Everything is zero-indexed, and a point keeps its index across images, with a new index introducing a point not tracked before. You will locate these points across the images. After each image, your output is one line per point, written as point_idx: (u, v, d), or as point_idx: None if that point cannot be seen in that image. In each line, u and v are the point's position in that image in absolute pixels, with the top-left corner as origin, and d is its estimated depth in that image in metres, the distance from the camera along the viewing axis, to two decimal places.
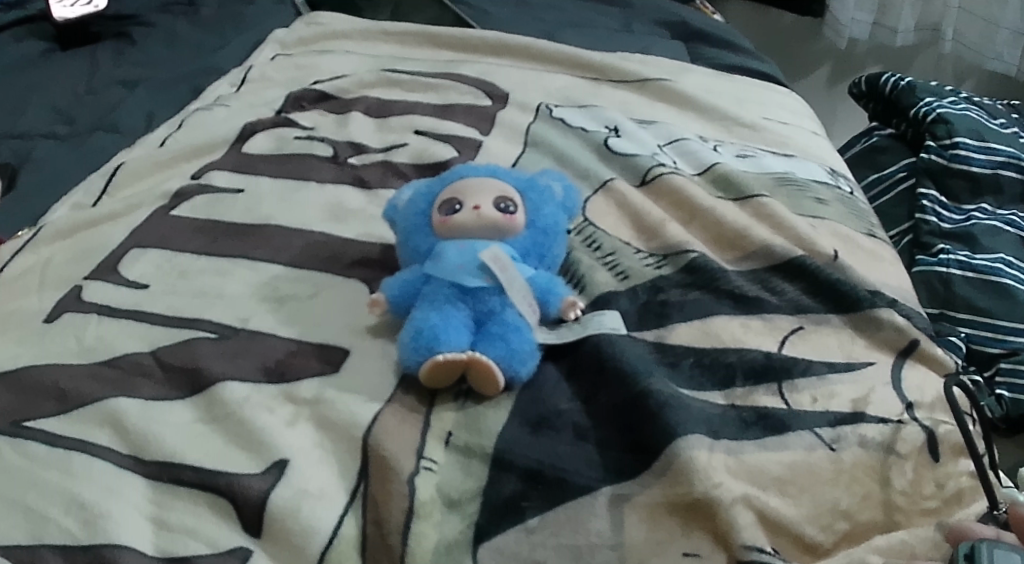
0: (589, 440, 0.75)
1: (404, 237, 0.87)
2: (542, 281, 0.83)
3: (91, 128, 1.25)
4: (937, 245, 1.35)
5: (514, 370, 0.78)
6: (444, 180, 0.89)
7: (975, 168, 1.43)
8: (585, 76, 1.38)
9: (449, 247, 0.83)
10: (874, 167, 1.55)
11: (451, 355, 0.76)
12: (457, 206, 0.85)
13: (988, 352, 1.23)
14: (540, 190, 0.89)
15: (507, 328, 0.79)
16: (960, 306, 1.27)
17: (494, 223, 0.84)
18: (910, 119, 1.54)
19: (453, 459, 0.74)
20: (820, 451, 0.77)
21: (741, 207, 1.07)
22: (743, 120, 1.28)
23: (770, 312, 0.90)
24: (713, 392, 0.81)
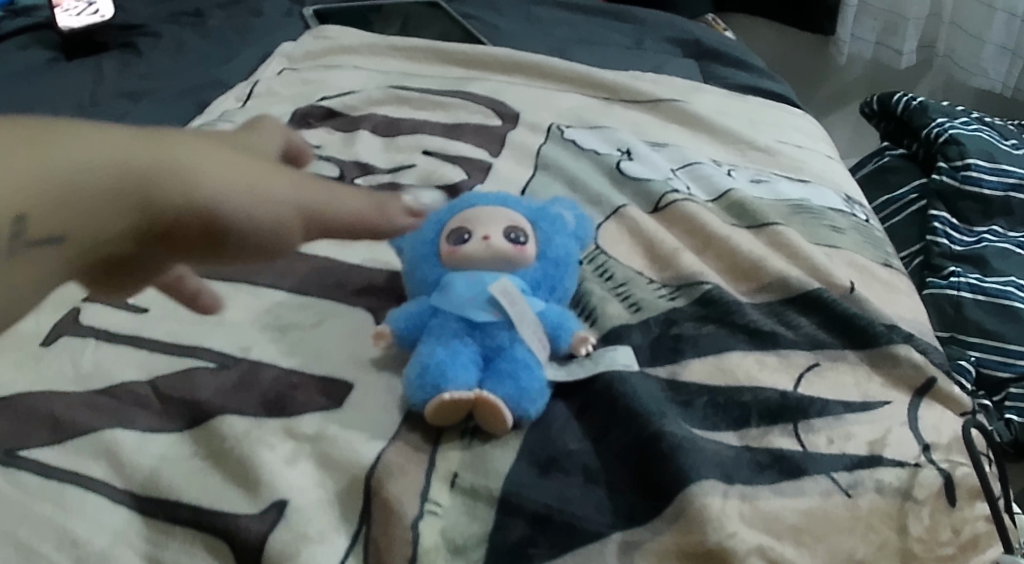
0: (599, 483, 0.73)
1: (411, 267, 0.86)
2: (553, 315, 0.82)
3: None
4: (948, 268, 1.32)
5: (523, 409, 0.76)
6: (453, 208, 0.88)
7: (986, 189, 1.41)
8: (597, 95, 1.36)
9: (458, 278, 0.82)
10: (884, 188, 1.53)
11: (458, 395, 0.74)
12: (466, 236, 0.84)
13: (998, 376, 1.20)
14: (552, 220, 0.88)
15: (516, 365, 0.77)
16: (970, 329, 1.25)
17: (504, 254, 0.83)
18: (922, 139, 1.52)
19: (458, 501, 0.72)
20: (837, 497, 0.74)
21: (756, 235, 1.05)
22: (758, 143, 1.26)
23: (786, 348, 0.88)
24: (726, 432, 0.79)
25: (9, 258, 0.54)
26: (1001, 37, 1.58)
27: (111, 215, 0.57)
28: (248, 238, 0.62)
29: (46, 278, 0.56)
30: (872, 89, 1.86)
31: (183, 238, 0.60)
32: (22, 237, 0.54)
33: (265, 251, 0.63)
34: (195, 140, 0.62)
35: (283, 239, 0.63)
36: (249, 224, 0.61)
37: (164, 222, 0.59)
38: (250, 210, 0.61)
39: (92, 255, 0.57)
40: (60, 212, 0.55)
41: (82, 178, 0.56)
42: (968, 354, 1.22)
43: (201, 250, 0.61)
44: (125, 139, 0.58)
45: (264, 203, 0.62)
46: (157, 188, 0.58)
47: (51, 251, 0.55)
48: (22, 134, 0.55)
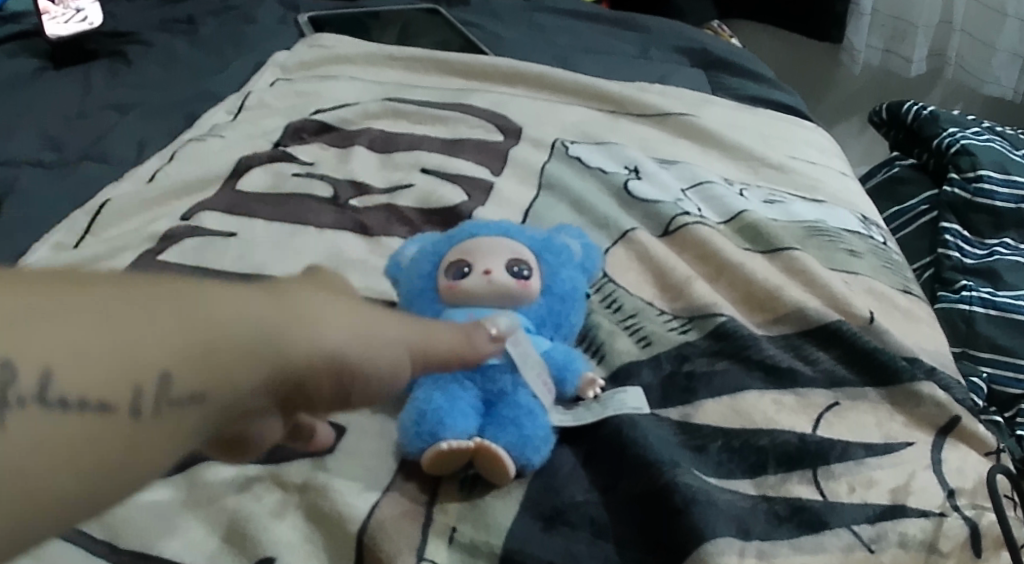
0: (607, 538, 0.70)
1: (408, 302, 0.82)
2: (559, 356, 0.78)
3: (79, 157, 1.18)
4: (959, 281, 1.27)
5: (526, 458, 0.72)
6: (453, 240, 0.84)
7: (997, 202, 1.36)
8: (602, 108, 1.32)
9: (457, 315, 0.78)
10: (894, 199, 1.49)
11: (457, 444, 0.70)
12: (466, 270, 0.81)
13: (1010, 392, 1.14)
14: (557, 252, 0.84)
15: (519, 412, 0.73)
16: (983, 344, 1.19)
17: (506, 290, 0.79)
18: (933, 149, 1.47)
19: (456, 558, 0.68)
20: (859, 552, 0.71)
21: (771, 260, 1.01)
22: (770, 160, 1.21)
23: (805, 386, 0.84)
24: (743, 480, 0.75)
25: (150, 423, 0.46)
26: (1013, 45, 1.55)
27: (252, 371, 0.49)
28: (372, 381, 0.55)
29: (178, 445, 0.48)
30: (880, 96, 1.81)
31: (314, 388, 0.52)
32: (165, 398, 0.46)
33: (385, 392, 0.56)
34: (313, 285, 0.55)
35: (398, 379, 0.57)
36: (375, 371, 0.55)
37: (298, 376, 0.51)
38: (377, 355, 0.55)
39: (228, 416, 0.49)
40: (203, 368, 0.47)
41: (223, 333, 0.48)
42: (980, 369, 1.16)
43: (327, 399, 0.54)
44: (255, 292, 0.51)
45: (385, 348, 0.55)
46: (294, 336, 0.50)
47: (192, 411, 0.47)
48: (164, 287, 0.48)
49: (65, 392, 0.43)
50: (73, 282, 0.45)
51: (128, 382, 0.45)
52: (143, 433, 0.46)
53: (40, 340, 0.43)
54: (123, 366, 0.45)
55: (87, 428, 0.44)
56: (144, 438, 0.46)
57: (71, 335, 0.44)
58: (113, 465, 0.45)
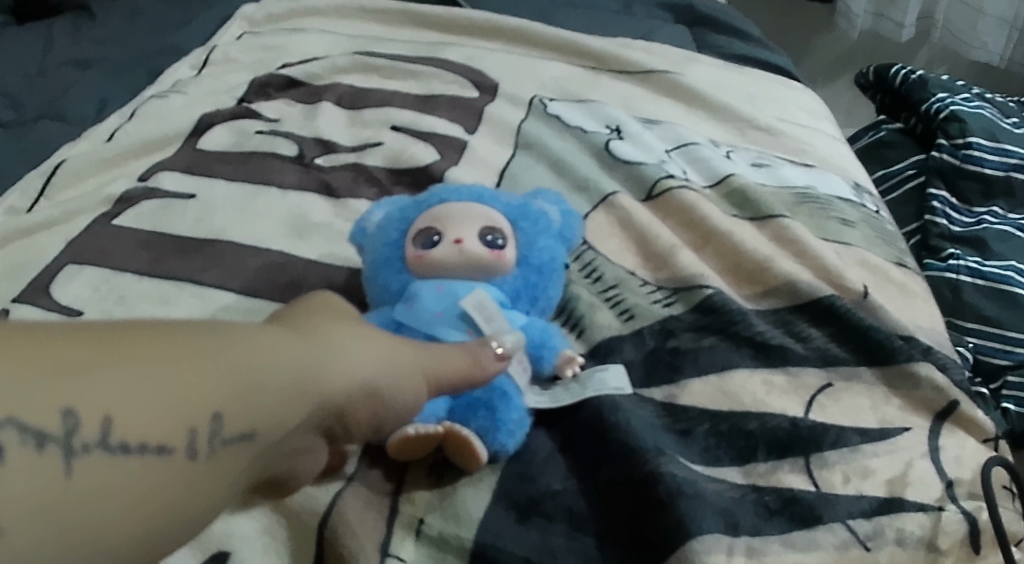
0: (585, 532, 0.65)
1: (373, 273, 0.76)
2: (535, 333, 0.73)
3: (36, 115, 1.08)
4: (946, 249, 1.22)
5: (499, 443, 0.67)
6: (422, 205, 0.78)
7: (987, 169, 1.31)
8: (584, 64, 1.25)
9: (424, 288, 0.73)
10: (881, 163, 1.43)
11: (423, 428, 0.65)
12: (435, 238, 0.75)
13: (994, 363, 1.11)
14: (534, 220, 0.78)
15: (490, 393, 0.68)
16: (968, 314, 1.15)
17: (478, 260, 0.74)
18: (920, 114, 1.41)
19: (423, 554, 0.64)
20: (854, 550, 0.66)
21: (759, 228, 0.96)
22: (759, 122, 1.15)
23: (797, 365, 0.79)
24: (731, 467, 0.71)
25: (208, 463, 0.49)
26: (1001, 10, 1.49)
27: (292, 408, 0.53)
28: (392, 410, 0.59)
29: (229, 485, 0.51)
30: (871, 58, 1.75)
31: (340, 419, 0.57)
32: (218, 438, 0.49)
33: (401, 419, 0.61)
34: (330, 317, 0.58)
35: (413, 408, 0.61)
36: (394, 402, 0.59)
37: (328, 410, 0.55)
38: (395, 384, 0.59)
39: (273, 454, 0.53)
40: (248, 410, 0.51)
41: (267, 374, 0.52)
42: (966, 340, 1.12)
43: (354, 428, 0.58)
44: (288, 335, 0.54)
45: (404, 376, 0.59)
46: (324, 374, 0.54)
47: (243, 448, 0.51)
48: (209, 332, 0.51)
49: (127, 437, 0.47)
50: (129, 333, 0.48)
51: (184, 426, 0.48)
52: (200, 473, 0.49)
53: (105, 390, 0.46)
54: (178, 411, 0.48)
55: (151, 471, 0.47)
56: (204, 478, 0.49)
57: (136, 385, 0.47)
58: (177, 505, 0.48)
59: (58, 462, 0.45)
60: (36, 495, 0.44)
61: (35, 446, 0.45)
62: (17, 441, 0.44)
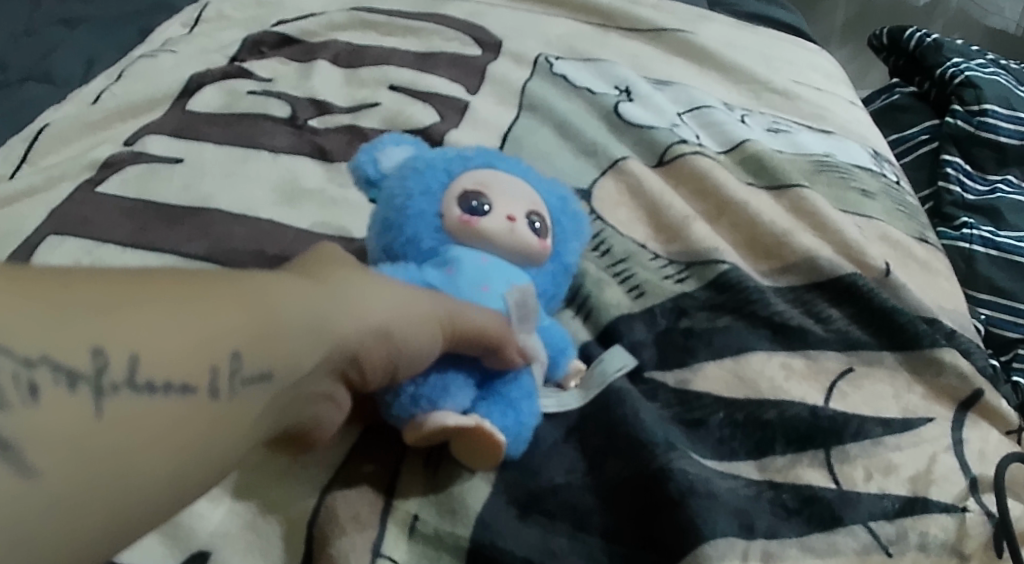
0: (591, 530, 0.61)
1: (401, 222, 0.68)
2: (558, 338, 0.68)
3: (22, 76, 1.02)
4: (959, 218, 1.17)
5: (512, 450, 0.63)
6: (465, 162, 0.70)
7: (1001, 137, 1.25)
8: (592, 21, 1.19)
9: (466, 259, 0.66)
10: (893, 127, 1.37)
11: (460, 422, 0.59)
12: (484, 204, 0.67)
13: (1006, 336, 1.04)
14: (574, 217, 0.72)
15: (520, 391, 0.63)
16: (981, 285, 1.09)
17: (528, 247, 0.67)
18: (935, 77, 1.35)
19: (418, 553, 0.60)
20: (876, 555, 0.63)
21: (775, 198, 0.90)
22: (774, 84, 1.10)
23: (816, 348, 0.74)
24: (744, 462, 0.66)
25: (230, 403, 0.45)
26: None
27: (308, 348, 0.49)
28: (414, 352, 0.55)
29: (251, 432, 0.47)
30: (889, 19, 1.69)
31: (359, 363, 0.53)
32: (238, 376, 0.45)
33: (421, 365, 0.56)
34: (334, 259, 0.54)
35: (436, 350, 0.57)
36: (416, 343, 0.55)
37: (345, 352, 0.51)
38: (417, 324, 0.54)
39: (291, 397, 0.49)
40: (266, 349, 0.47)
41: (285, 313, 0.48)
42: (978, 312, 1.06)
43: (374, 372, 0.54)
44: (303, 278, 0.50)
45: (424, 312, 0.55)
46: (338, 312, 0.50)
47: (261, 389, 0.47)
48: (223, 273, 0.47)
49: (154, 373, 0.42)
50: (144, 273, 0.44)
51: (208, 361, 0.44)
52: (224, 414, 0.45)
53: (127, 325, 0.42)
54: (200, 347, 0.44)
55: (175, 411, 0.43)
56: (228, 418, 0.45)
57: (158, 321, 0.43)
58: (207, 445, 0.44)
59: (88, 402, 0.41)
60: (71, 438, 0.40)
61: (67, 386, 0.40)
62: (51, 380, 0.40)
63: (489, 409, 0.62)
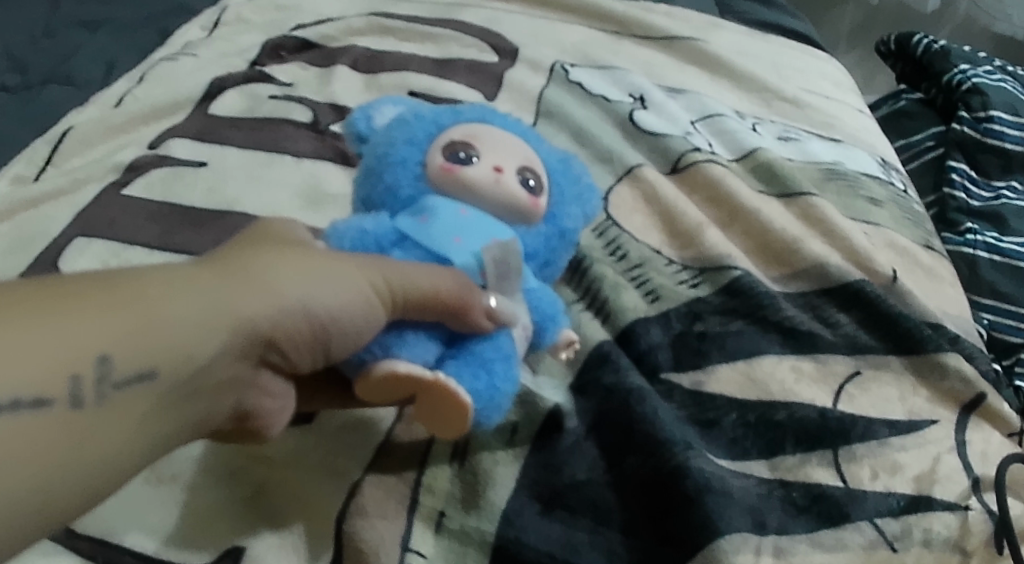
0: (611, 526, 0.64)
1: (382, 168, 0.67)
2: (545, 302, 0.66)
3: (45, 79, 1.05)
4: (964, 223, 1.19)
5: (485, 413, 0.62)
6: (457, 115, 0.69)
7: (1008, 144, 1.27)
8: (605, 29, 1.21)
9: (446, 208, 0.64)
10: (899, 133, 1.39)
11: (417, 371, 0.58)
12: (470, 155, 0.66)
13: (1009, 340, 1.07)
14: (572, 178, 0.70)
15: (496, 353, 0.61)
16: (985, 290, 1.12)
17: (515, 202, 0.65)
18: (942, 84, 1.37)
19: (444, 547, 0.63)
20: (882, 551, 0.65)
21: (786, 205, 0.93)
22: (785, 94, 1.12)
23: (825, 352, 0.77)
24: (756, 461, 0.69)
25: (99, 409, 0.47)
26: None
27: (197, 340, 0.50)
28: (346, 324, 0.55)
29: (134, 432, 0.49)
30: (897, 26, 1.71)
31: (284, 343, 0.54)
32: (107, 381, 0.47)
33: (363, 341, 0.57)
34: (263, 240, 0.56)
35: (379, 319, 0.56)
36: (346, 316, 0.55)
37: (260, 334, 0.52)
38: (341, 297, 0.54)
39: (186, 390, 0.50)
40: (144, 348, 0.48)
41: (167, 312, 0.49)
42: (981, 317, 1.09)
43: (301, 354, 0.55)
44: (198, 267, 0.51)
45: (350, 281, 0.55)
46: (248, 294, 0.52)
47: (138, 390, 0.48)
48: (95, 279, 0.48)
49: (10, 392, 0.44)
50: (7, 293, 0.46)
51: (67, 372, 0.46)
52: (93, 422, 0.47)
53: None
54: (62, 360, 0.46)
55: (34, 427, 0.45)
56: (97, 426, 0.47)
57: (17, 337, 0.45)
58: (78, 452, 0.46)
59: None
60: None
61: None
62: None
63: (457, 368, 0.60)
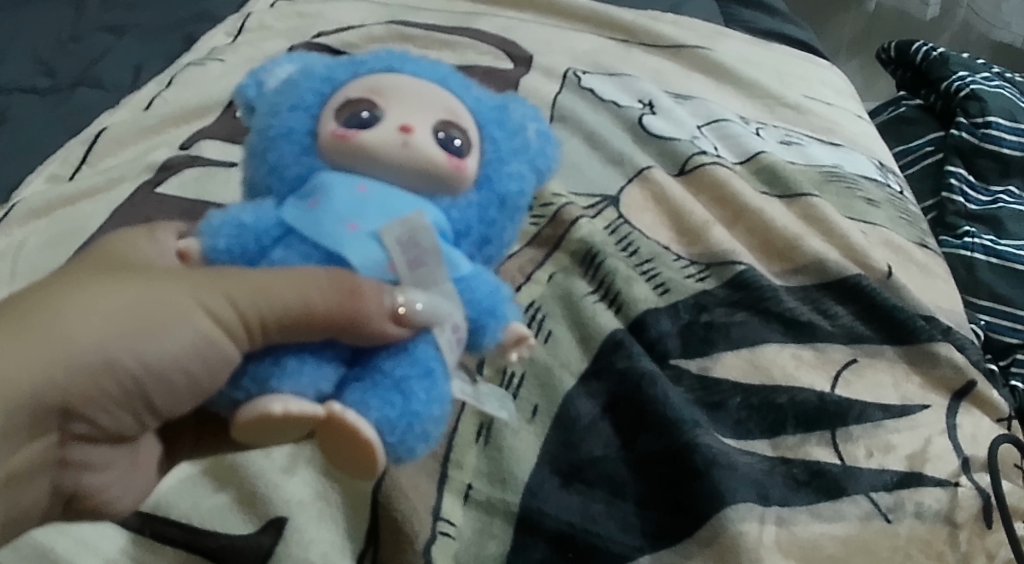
0: (626, 498, 0.69)
1: (267, 144, 0.60)
2: (481, 294, 0.59)
3: (74, 82, 1.07)
4: (962, 227, 1.25)
5: (404, 445, 0.55)
6: (359, 68, 0.61)
7: (1005, 149, 1.32)
8: (614, 37, 1.24)
9: (341, 185, 0.57)
10: (898, 138, 1.44)
11: (304, 408, 0.52)
12: (372, 115, 0.58)
13: (1004, 341, 1.14)
14: (508, 129, 0.62)
15: (409, 369, 0.56)
16: (982, 292, 1.18)
17: (426, 167, 0.58)
18: (941, 91, 1.42)
19: (472, 517, 0.68)
20: (876, 522, 0.70)
21: (788, 206, 0.98)
22: (787, 100, 1.17)
23: (824, 341, 0.82)
24: (760, 441, 0.75)
25: None
26: None
27: None
28: (173, 372, 0.55)
29: None
30: (896, 33, 1.77)
31: (94, 406, 0.55)
32: None
33: (205, 388, 0.55)
34: (97, 272, 0.56)
35: (228, 353, 0.54)
36: (170, 362, 0.55)
37: (55, 396, 0.53)
38: (163, 343, 0.54)
39: None
40: None
41: None
42: (978, 318, 1.15)
43: (121, 410, 0.56)
44: None
45: (175, 324, 0.54)
46: (43, 350, 0.52)
47: None
48: None
49: None
50: None
51: None
52: None
53: None
54: None
55: None
56: None
57: None
58: None
59: None
60: None
61: None
62: None
63: (363, 394, 0.54)
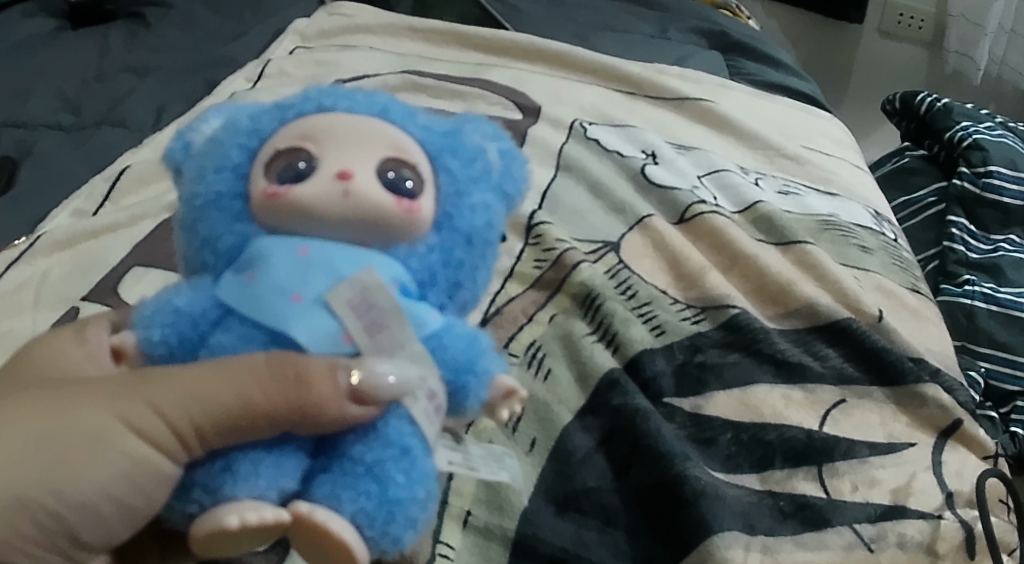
0: (617, 526, 0.73)
1: (197, 214, 0.61)
2: (456, 351, 0.60)
3: (98, 120, 1.12)
4: (962, 275, 1.28)
5: (388, 536, 0.56)
6: (286, 112, 0.63)
7: (1007, 199, 1.34)
8: (621, 90, 1.28)
9: (284, 251, 0.58)
10: (903, 189, 1.46)
11: (260, 516, 0.53)
12: (308, 165, 0.59)
13: (1005, 389, 1.18)
14: (461, 155, 0.63)
15: (375, 456, 0.57)
16: (982, 339, 1.21)
17: (370, 216, 0.58)
18: (945, 141, 1.45)
19: (470, 542, 0.71)
20: (859, 551, 0.75)
21: (783, 253, 1.01)
22: (786, 150, 1.20)
23: (813, 382, 0.86)
24: (749, 475, 0.79)
25: None
26: None
27: None
28: (101, 502, 0.57)
29: None
30: None
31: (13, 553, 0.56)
32: None
33: (140, 510, 0.57)
34: (31, 394, 0.58)
35: (161, 461, 0.56)
36: (96, 493, 0.56)
37: None
38: (90, 473, 0.56)
39: None
40: None
41: None
42: (978, 364, 1.19)
43: (46, 551, 0.57)
44: None
45: (102, 449, 0.57)
46: None
47: None
48: None
49: None
50: None
51: None
52: None
53: None
54: None
55: None
56: None
57: None
58: None
59: None
60: None
61: None
62: None
63: (332, 489, 0.55)
